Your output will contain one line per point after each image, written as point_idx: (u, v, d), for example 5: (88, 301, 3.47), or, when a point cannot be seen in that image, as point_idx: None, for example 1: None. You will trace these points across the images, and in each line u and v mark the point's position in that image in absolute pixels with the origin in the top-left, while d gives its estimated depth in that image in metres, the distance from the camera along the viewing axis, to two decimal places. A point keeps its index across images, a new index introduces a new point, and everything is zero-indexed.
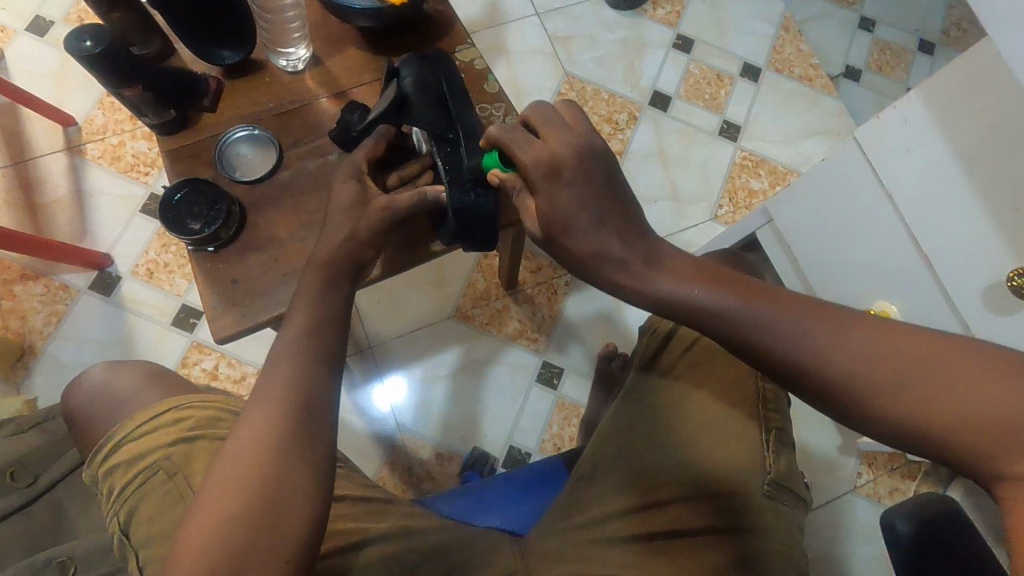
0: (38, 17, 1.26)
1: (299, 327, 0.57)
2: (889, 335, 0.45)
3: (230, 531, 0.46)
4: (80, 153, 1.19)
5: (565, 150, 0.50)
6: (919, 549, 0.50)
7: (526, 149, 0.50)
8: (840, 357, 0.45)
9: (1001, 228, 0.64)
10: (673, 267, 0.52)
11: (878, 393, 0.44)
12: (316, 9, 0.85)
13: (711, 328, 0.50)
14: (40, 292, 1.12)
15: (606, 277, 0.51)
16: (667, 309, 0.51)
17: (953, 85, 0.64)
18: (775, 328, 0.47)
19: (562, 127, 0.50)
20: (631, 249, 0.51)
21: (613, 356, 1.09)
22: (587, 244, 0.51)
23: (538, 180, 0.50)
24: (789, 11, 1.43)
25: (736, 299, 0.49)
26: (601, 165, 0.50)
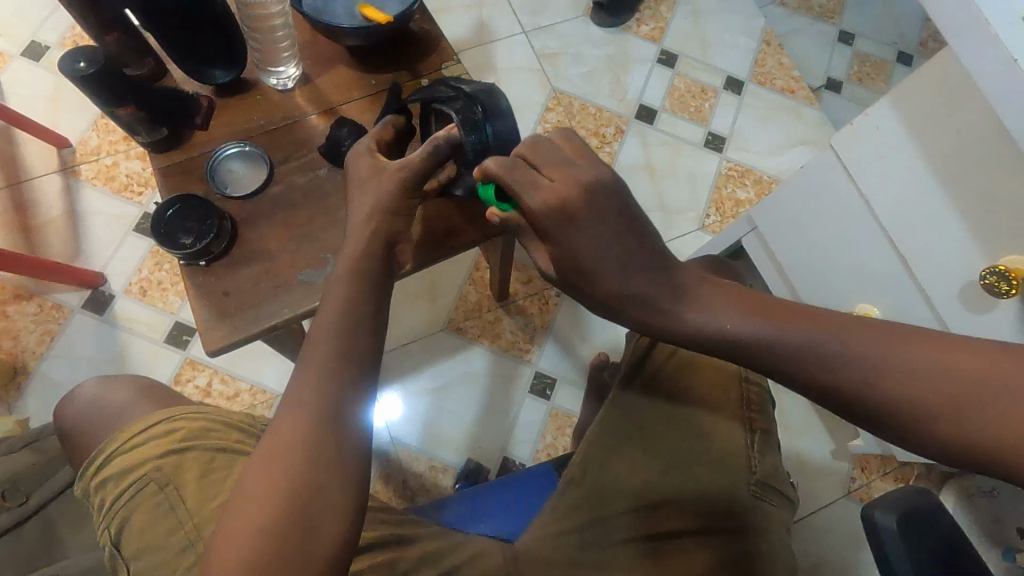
0: (34, 41, 1.28)
1: (327, 329, 0.56)
2: (943, 352, 0.44)
3: (264, 538, 0.47)
4: (75, 174, 1.21)
5: (573, 190, 0.48)
6: (902, 544, 0.52)
7: (532, 193, 0.49)
8: (889, 386, 0.45)
9: (974, 231, 0.66)
10: (701, 298, 0.52)
11: (933, 420, 0.43)
12: (306, 28, 0.88)
13: (749, 356, 0.50)
14: (34, 312, 1.13)
15: (638, 317, 0.52)
16: (701, 340, 0.51)
17: (922, 91, 0.66)
18: (812, 354, 0.47)
19: (566, 164, 0.50)
20: (655, 284, 0.51)
21: (605, 365, 1.09)
22: (609, 288, 0.50)
23: (550, 226, 0.49)
24: (770, 26, 1.47)
25: (770, 329, 0.49)
26: (611, 198, 0.49)
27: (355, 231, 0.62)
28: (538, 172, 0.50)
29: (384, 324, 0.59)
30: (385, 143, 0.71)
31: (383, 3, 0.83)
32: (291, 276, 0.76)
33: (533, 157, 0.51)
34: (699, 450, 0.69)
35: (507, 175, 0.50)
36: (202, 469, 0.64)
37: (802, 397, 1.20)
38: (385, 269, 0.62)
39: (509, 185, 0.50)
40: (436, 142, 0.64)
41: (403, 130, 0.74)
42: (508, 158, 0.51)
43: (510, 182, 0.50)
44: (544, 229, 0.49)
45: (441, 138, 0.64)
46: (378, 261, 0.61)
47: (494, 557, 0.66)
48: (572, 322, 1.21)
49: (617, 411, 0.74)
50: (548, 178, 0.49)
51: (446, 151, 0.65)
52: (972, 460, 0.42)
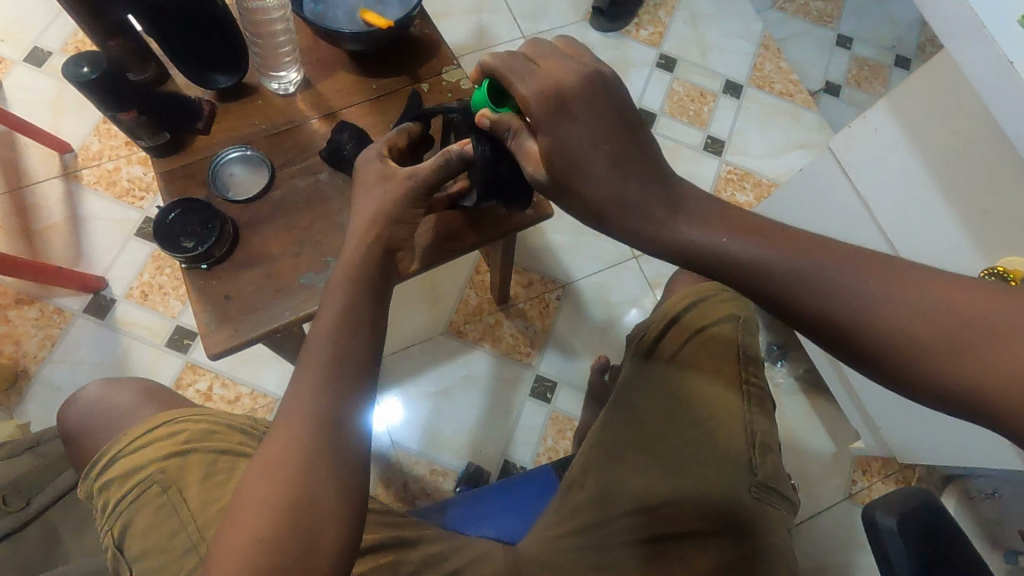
0: (37, 48, 1.29)
1: (323, 337, 0.56)
2: (943, 289, 0.44)
3: (267, 542, 0.47)
4: (77, 179, 1.21)
5: (571, 78, 0.49)
6: (903, 543, 0.53)
7: (528, 79, 0.49)
8: (888, 311, 0.44)
9: (973, 233, 0.66)
10: (700, 216, 0.50)
11: (925, 351, 0.43)
12: (307, 34, 0.88)
13: (745, 278, 0.48)
14: (35, 316, 1.13)
15: (625, 224, 0.50)
16: (693, 257, 0.50)
17: (918, 95, 0.66)
18: (808, 272, 0.46)
19: (562, 57, 0.50)
20: (649, 191, 0.50)
21: (606, 368, 1.07)
22: (601, 189, 0.50)
23: (541, 117, 0.49)
24: (769, 30, 1.48)
25: (766, 246, 0.48)
26: (610, 99, 0.50)
27: (356, 234, 0.62)
28: (534, 64, 0.50)
29: (382, 326, 0.60)
30: (399, 148, 0.71)
31: (383, 8, 0.84)
32: (293, 280, 0.76)
33: (532, 52, 0.51)
34: (699, 447, 0.70)
35: (504, 64, 0.50)
36: (204, 470, 0.65)
37: (802, 399, 1.20)
38: (383, 278, 0.62)
39: (504, 75, 0.50)
40: (448, 155, 0.64)
41: (418, 137, 0.74)
42: (506, 53, 0.52)
43: (506, 70, 0.50)
44: (535, 121, 0.49)
45: (455, 153, 0.64)
46: (378, 264, 0.62)
47: (496, 559, 0.66)
48: (572, 324, 1.22)
49: (622, 406, 0.75)
50: (543, 68, 0.50)
51: (457, 165, 0.65)
52: (966, 392, 0.42)
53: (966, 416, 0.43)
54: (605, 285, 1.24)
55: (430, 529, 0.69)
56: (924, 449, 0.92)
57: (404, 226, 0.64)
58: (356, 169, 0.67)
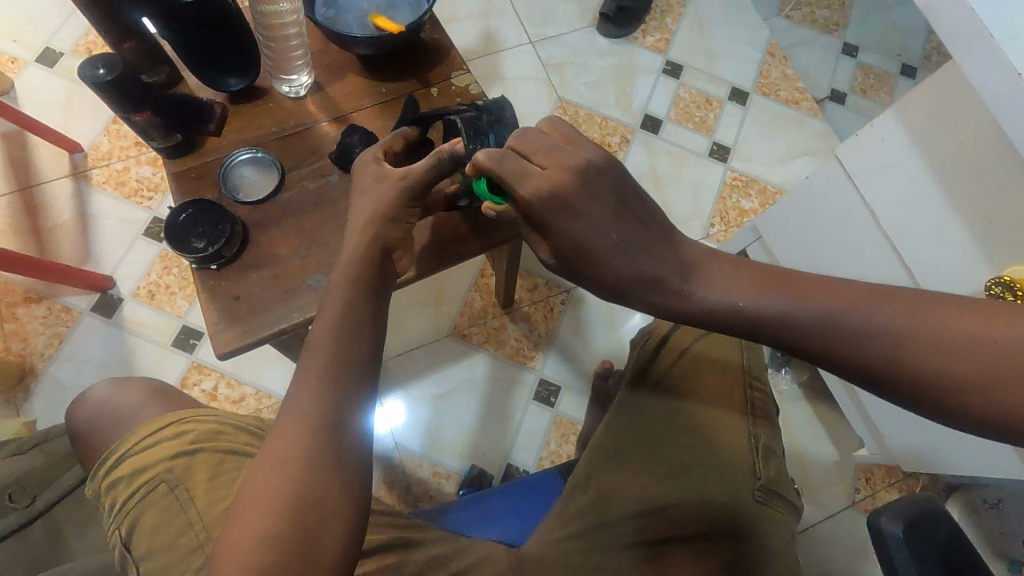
0: (48, 48, 1.30)
1: (326, 337, 0.56)
2: (965, 319, 0.44)
3: (269, 539, 0.48)
4: (86, 179, 1.22)
5: (566, 176, 0.48)
6: (908, 548, 0.53)
7: (524, 181, 0.49)
8: (914, 352, 0.44)
9: (978, 242, 0.66)
10: (714, 275, 0.51)
11: (959, 388, 0.43)
12: (318, 38, 0.89)
13: (768, 335, 0.49)
14: (43, 315, 1.14)
15: (646, 298, 0.51)
16: (716, 320, 0.51)
17: (924, 105, 0.67)
18: (830, 326, 0.47)
19: (554, 149, 0.50)
20: (662, 262, 0.50)
21: (609, 373, 1.08)
22: (616, 268, 0.50)
23: (546, 215, 0.49)
24: (775, 38, 1.48)
25: (784, 303, 0.48)
26: (609, 184, 0.49)
27: (355, 234, 0.63)
28: (525, 158, 0.50)
29: (384, 326, 0.60)
30: (394, 153, 0.71)
31: (393, 12, 0.85)
32: (301, 281, 0.76)
33: (520, 146, 0.50)
34: (701, 453, 0.70)
35: (496, 166, 0.49)
36: (211, 470, 0.65)
37: (806, 406, 1.21)
38: (382, 278, 0.62)
39: (500, 176, 0.49)
40: (440, 157, 0.63)
41: (417, 140, 0.74)
42: (497, 148, 0.50)
43: (500, 171, 0.49)
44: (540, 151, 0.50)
45: (446, 152, 0.63)
46: (376, 263, 0.62)
47: (501, 561, 0.67)
48: (575, 329, 1.22)
49: (622, 414, 0.75)
50: (538, 164, 0.49)
51: (450, 166, 0.64)
52: (1005, 424, 0.42)
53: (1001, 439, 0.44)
54: None
55: (435, 531, 0.70)
56: (927, 456, 0.93)
57: (401, 227, 0.64)
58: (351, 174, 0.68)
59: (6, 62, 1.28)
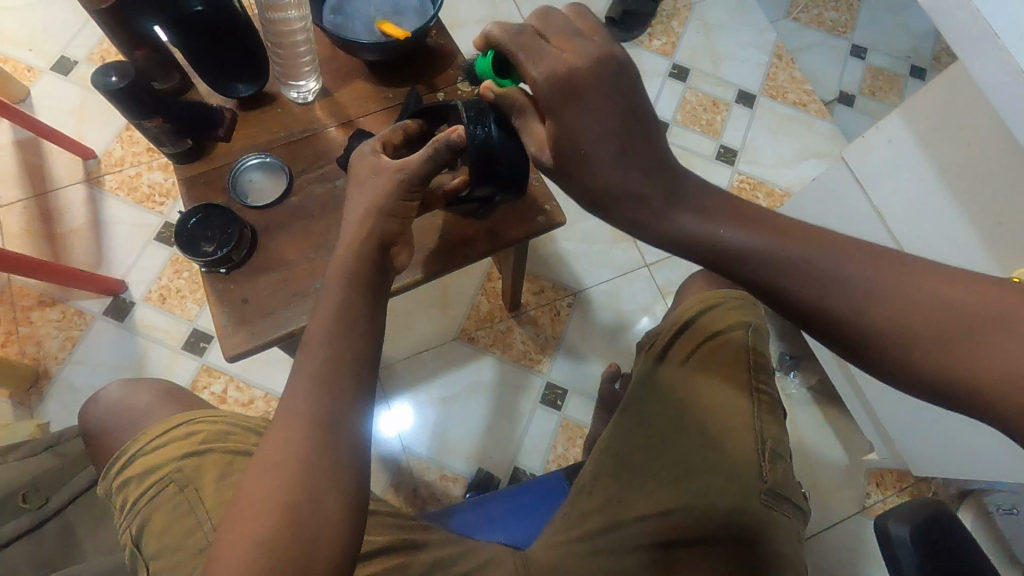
0: (63, 57, 1.32)
1: (321, 338, 0.57)
2: (937, 284, 0.46)
3: (268, 542, 0.48)
4: (99, 184, 1.24)
5: (581, 62, 0.50)
6: (915, 550, 0.54)
7: (537, 62, 0.50)
8: (883, 307, 0.46)
9: (987, 245, 0.66)
10: (699, 205, 0.52)
11: (920, 343, 0.45)
12: (326, 44, 0.90)
13: (741, 268, 0.50)
14: (57, 318, 1.15)
15: (626, 214, 0.52)
16: (691, 247, 0.51)
17: (933, 105, 0.66)
18: (808, 267, 0.48)
19: (576, 37, 0.51)
20: (651, 183, 0.51)
21: (618, 377, 1.08)
22: (603, 180, 0.51)
23: (554, 101, 0.50)
24: (782, 41, 1.48)
25: (766, 236, 0.50)
26: (620, 83, 0.50)
27: (350, 230, 0.63)
28: (545, 43, 0.51)
29: (380, 322, 0.61)
30: (393, 145, 0.71)
31: (400, 19, 0.86)
32: (309, 284, 0.77)
33: (541, 27, 0.52)
34: (707, 456, 0.70)
35: (513, 41, 0.51)
36: (219, 472, 0.65)
37: (816, 410, 1.20)
38: (380, 281, 0.63)
39: (513, 53, 0.51)
40: (437, 146, 0.63)
41: (418, 133, 0.73)
42: (516, 28, 0.52)
43: (515, 49, 0.51)
44: (546, 104, 0.50)
45: (442, 141, 0.63)
46: (373, 263, 0.62)
47: (505, 563, 0.67)
48: (582, 332, 1.22)
49: (630, 417, 0.75)
50: (555, 49, 0.51)
51: (447, 155, 0.64)
52: (959, 386, 0.44)
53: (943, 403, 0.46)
54: (616, 294, 1.25)
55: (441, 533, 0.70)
56: (935, 459, 0.92)
57: (396, 220, 0.64)
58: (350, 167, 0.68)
59: (22, 71, 1.30)
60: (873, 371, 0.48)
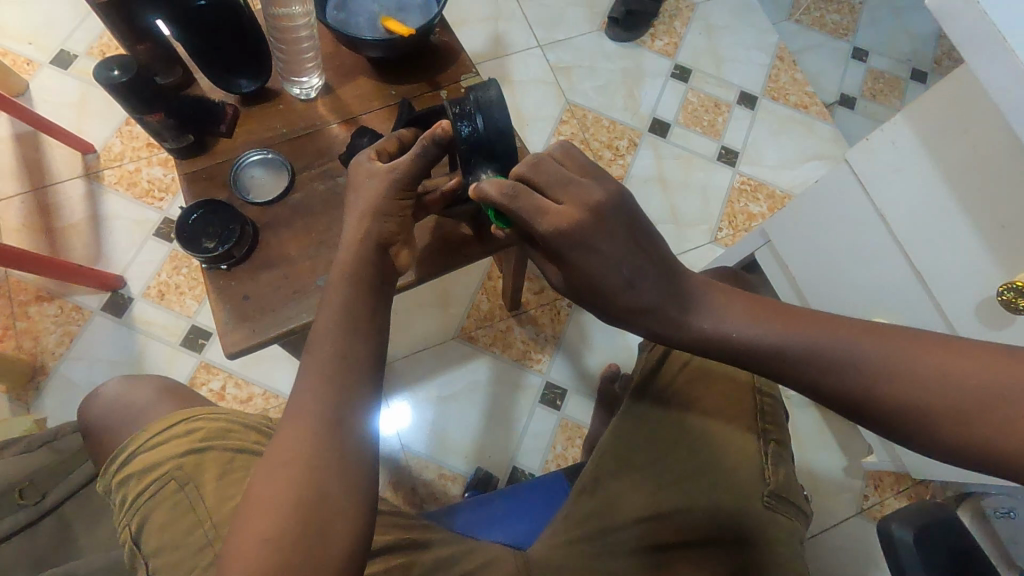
0: (63, 50, 1.31)
1: (326, 337, 0.57)
2: (950, 358, 0.47)
3: (279, 536, 0.48)
4: (98, 179, 1.23)
5: (580, 214, 0.50)
6: (919, 555, 0.53)
7: (540, 219, 0.50)
8: (897, 388, 0.47)
9: (991, 247, 0.66)
10: (709, 306, 0.54)
11: (935, 422, 0.46)
12: (329, 40, 0.90)
13: (758, 364, 0.53)
14: (55, 313, 1.15)
15: (647, 325, 0.54)
16: (711, 348, 0.54)
17: (938, 109, 0.66)
18: (818, 359, 0.50)
19: (569, 183, 0.51)
20: (663, 293, 0.53)
21: (616, 376, 1.09)
22: (621, 301, 0.52)
23: (565, 250, 0.51)
24: (784, 42, 1.48)
25: (775, 333, 0.52)
26: (620, 220, 0.51)
27: (350, 225, 0.63)
28: (543, 195, 0.51)
29: (383, 320, 0.60)
30: (388, 155, 0.69)
31: (404, 15, 0.86)
32: (310, 281, 0.77)
33: (536, 178, 0.51)
34: (707, 465, 0.69)
35: (512, 204, 0.51)
36: (220, 471, 0.65)
37: (815, 412, 1.20)
38: (385, 279, 0.62)
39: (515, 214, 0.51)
40: (425, 143, 0.63)
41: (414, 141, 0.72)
42: (509, 184, 0.51)
43: (515, 210, 0.51)
44: (558, 254, 0.51)
45: (430, 137, 0.63)
46: (375, 260, 0.62)
47: (506, 563, 0.67)
48: (581, 332, 1.22)
49: (631, 420, 0.75)
50: (556, 203, 0.50)
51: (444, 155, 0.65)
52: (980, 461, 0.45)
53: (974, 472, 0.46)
54: None
55: (440, 532, 0.70)
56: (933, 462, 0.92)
57: (393, 220, 0.64)
58: (347, 176, 0.67)
59: (21, 65, 1.30)
60: (899, 442, 0.49)
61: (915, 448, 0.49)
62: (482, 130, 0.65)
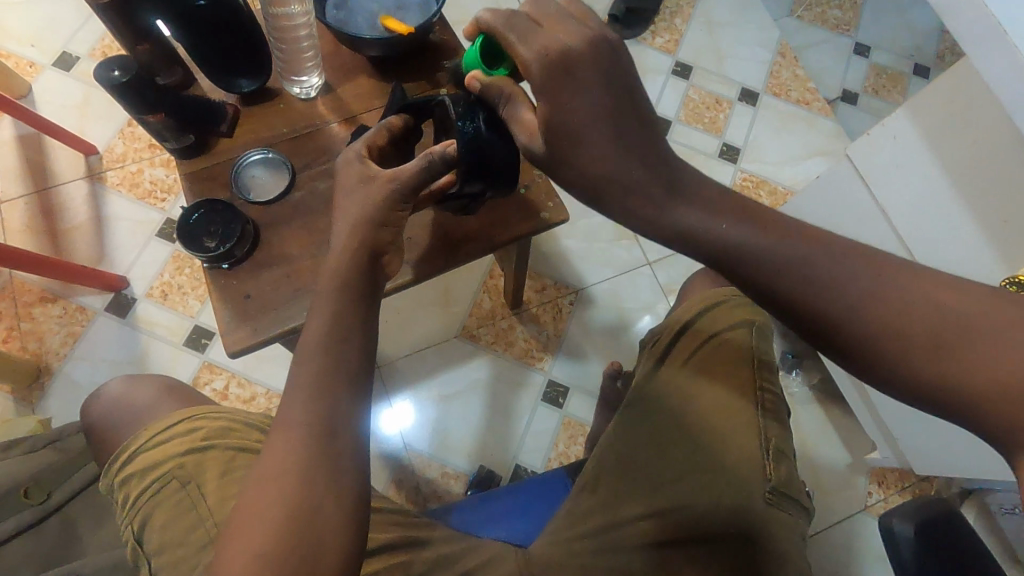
0: (65, 52, 1.32)
1: (315, 345, 0.56)
2: (935, 290, 0.45)
3: (276, 535, 0.49)
4: (101, 180, 1.23)
5: (576, 43, 0.49)
6: (916, 547, 0.55)
7: (529, 41, 0.50)
8: (881, 307, 0.45)
9: (993, 244, 0.66)
10: (694, 199, 0.50)
11: (912, 351, 0.44)
12: (329, 39, 0.90)
13: (737, 264, 0.48)
14: (59, 314, 1.15)
15: (620, 205, 0.50)
16: (686, 242, 0.49)
17: (937, 102, 0.66)
18: (804, 265, 0.46)
19: (569, 19, 0.51)
20: (648, 173, 0.49)
21: (617, 375, 1.06)
22: (594, 165, 0.49)
23: (547, 81, 0.49)
24: (786, 39, 1.48)
25: (766, 234, 0.48)
26: (616, 71, 0.49)
27: (350, 224, 0.63)
28: (537, 25, 0.51)
29: (374, 319, 0.61)
30: (376, 150, 0.70)
31: (403, 14, 0.85)
32: (312, 280, 0.77)
33: (537, 11, 0.52)
34: (705, 452, 0.70)
35: (506, 24, 0.52)
36: (220, 469, 0.65)
37: (818, 409, 1.20)
38: (374, 290, 0.62)
39: (507, 36, 0.51)
40: (431, 157, 0.65)
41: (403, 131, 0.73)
42: (508, 11, 0.53)
43: (508, 30, 0.51)
44: (535, 83, 0.50)
45: (437, 154, 0.65)
46: (363, 272, 0.61)
47: (506, 560, 0.67)
48: (584, 329, 1.22)
49: (632, 413, 0.75)
50: (549, 29, 0.50)
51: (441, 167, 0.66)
52: (950, 393, 0.43)
53: (937, 411, 0.45)
54: (618, 291, 1.25)
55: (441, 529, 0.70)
56: (935, 457, 0.92)
57: (388, 230, 0.64)
58: (335, 173, 0.67)
59: (24, 67, 1.30)
60: (867, 373, 0.46)
61: (879, 385, 0.46)
62: (485, 130, 0.64)
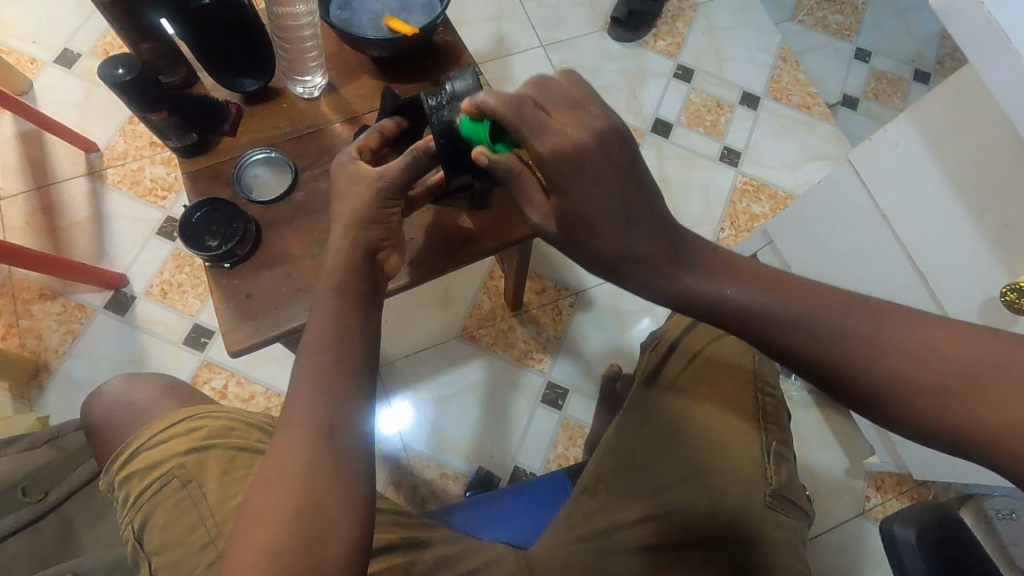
0: (66, 49, 1.31)
1: (318, 347, 0.57)
2: (941, 336, 0.46)
3: (284, 532, 0.48)
4: (101, 178, 1.23)
5: (585, 139, 0.47)
6: (918, 551, 0.54)
7: (541, 137, 0.47)
8: (887, 358, 0.47)
9: (995, 250, 0.66)
10: (703, 265, 0.52)
11: (920, 398, 0.46)
12: (332, 39, 0.90)
13: (749, 326, 0.51)
14: (58, 312, 1.15)
15: (637, 280, 0.52)
16: (701, 306, 0.52)
17: (939, 110, 0.66)
18: (810, 325, 0.49)
19: (574, 109, 0.48)
20: (657, 245, 0.51)
21: (618, 376, 1.07)
22: (609, 245, 0.50)
23: (556, 174, 0.48)
24: (787, 43, 1.48)
25: (772, 297, 0.50)
26: (623, 153, 0.48)
27: (352, 224, 0.63)
28: (546, 115, 0.48)
29: (376, 319, 0.61)
30: (371, 151, 0.70)
31: (407, 15, 0.85)
32: (313, 280, 0.77)
33: (542, 98, 0.49)
34: (705, 455, 0.70)
35: (514, 115, 0.47)
36: (221, 469, 0.65)
37: (816, 412, 1.20)
38: (373, 289, 0.63)
39: (515, 126, 0.48)
40: (416, 154, 0.64)
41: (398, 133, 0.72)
42: (511, 94, 0.48)
43: (517, 122, 0.47)
44: (551, 180, 0.48)
45: (421, 149, 0.64)
46: (362, 271, 0.62)
47: (507, 562, 0.67)
48: (584, 330, 1.22)
49: (632, 418, 0.75)
50: (558, 122, 0.47)
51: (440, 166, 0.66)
52: (958, 437, 0.45)
53: (951, 452, 0.46)
54: (617, 293, 1.25)
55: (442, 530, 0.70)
56: (933, 462, 0.93)
57: (381, 227, 0.64)
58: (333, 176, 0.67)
59: (25, 63, 1.30)
60: (881, 419, 0.49)
61: (895, 429, 0.48)
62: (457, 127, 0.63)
